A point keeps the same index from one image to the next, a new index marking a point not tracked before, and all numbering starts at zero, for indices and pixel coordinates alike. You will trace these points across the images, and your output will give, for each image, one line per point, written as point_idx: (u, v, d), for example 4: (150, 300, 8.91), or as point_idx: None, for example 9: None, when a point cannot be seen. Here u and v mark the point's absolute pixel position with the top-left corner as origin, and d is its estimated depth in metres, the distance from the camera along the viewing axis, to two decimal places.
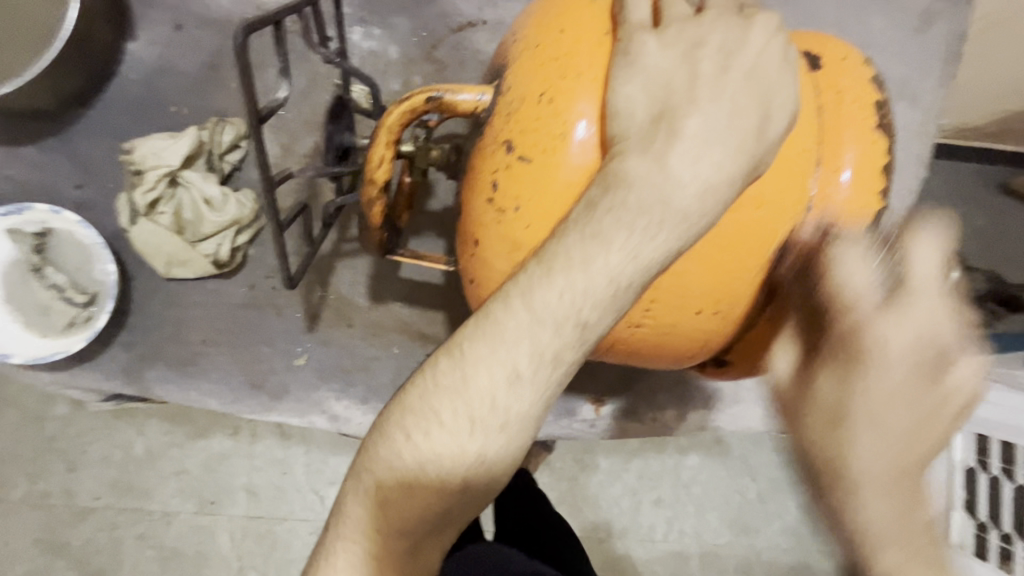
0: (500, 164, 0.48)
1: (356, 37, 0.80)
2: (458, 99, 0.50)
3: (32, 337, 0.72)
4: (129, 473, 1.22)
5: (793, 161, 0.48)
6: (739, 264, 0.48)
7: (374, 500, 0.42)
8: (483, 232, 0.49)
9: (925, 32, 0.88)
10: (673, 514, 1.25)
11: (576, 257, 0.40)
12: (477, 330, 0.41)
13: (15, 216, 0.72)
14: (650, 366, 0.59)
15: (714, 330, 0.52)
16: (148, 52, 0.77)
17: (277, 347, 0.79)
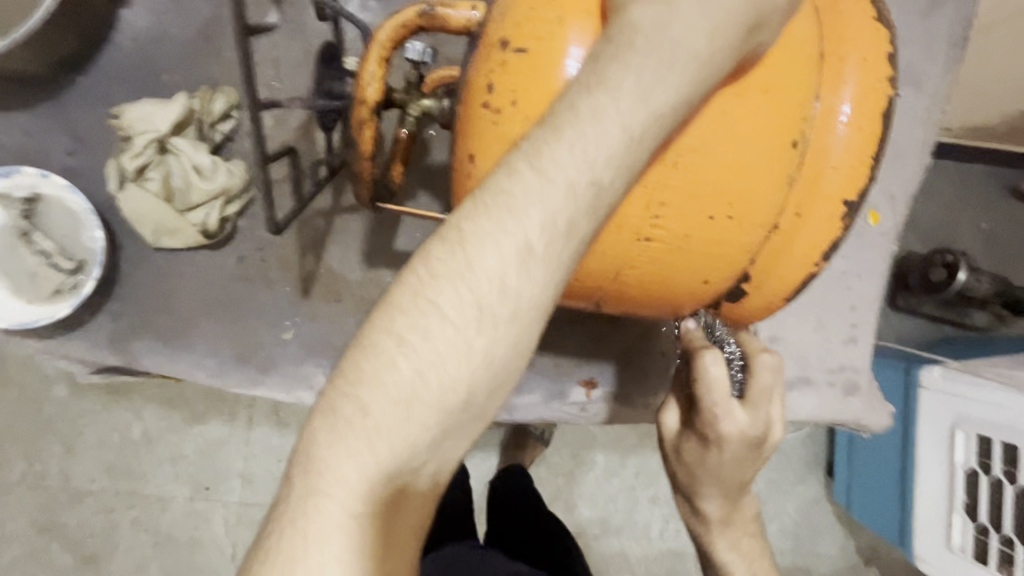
0: (495, 64, 0.46)
1: (352, 8, 0.80)
2: (448, 14, 0.49)
3: (17, 302, 0.72)
4: (124, 456, 1.22)
5: (797, 46, 0.48)
6: (750, 156, 0.47)
7: (361, 423, 0.36)
8: (478, 138, 0.47)
9: (931, 17, 0.86)
10: (669, 512, 1.24)
11: (584, 109, 0.36)
12: (477, 205, 0.36)
13: (4, 180, 0.72)
14: (662, 304, 0.56)
15: (731, 238, 0.50)
16: (143, 20, 0.76)
17: (266, 320, 0.78)
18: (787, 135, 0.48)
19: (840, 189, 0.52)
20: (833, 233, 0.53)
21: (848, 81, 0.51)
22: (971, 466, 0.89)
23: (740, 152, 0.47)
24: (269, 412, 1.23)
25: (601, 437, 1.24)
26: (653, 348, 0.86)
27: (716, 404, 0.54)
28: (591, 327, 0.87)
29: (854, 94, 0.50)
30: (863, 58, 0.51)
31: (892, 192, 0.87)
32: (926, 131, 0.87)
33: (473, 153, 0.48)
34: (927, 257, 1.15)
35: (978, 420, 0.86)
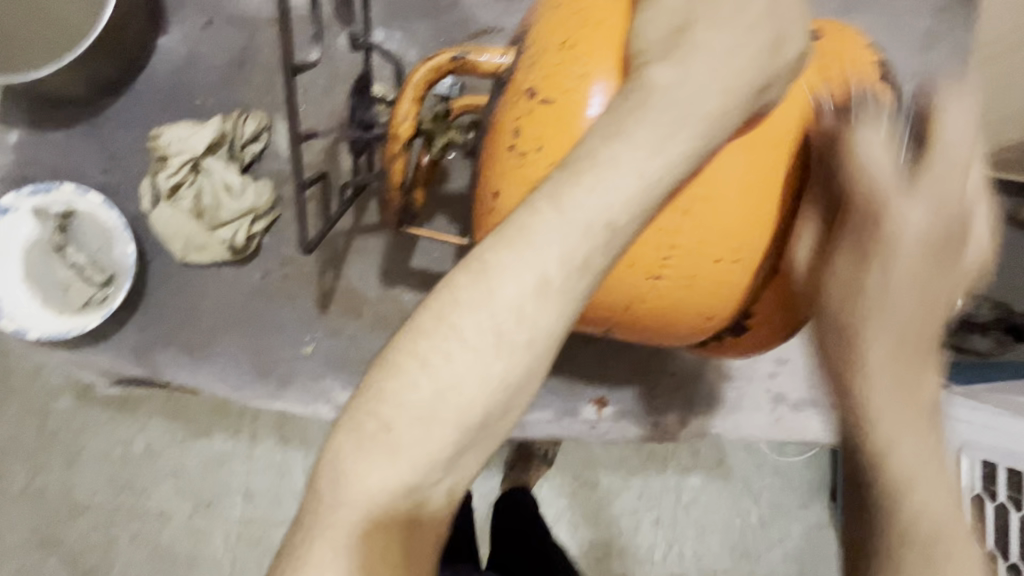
0: (522, 111, 0.50)
1: (378, 38, 0.84)
2: (480, 61, 0.54)
3: (48, 314, 0.74)
4: (129, 469, 1.23)
5: (809, 103, 0.51)
6: (756, 204, 0.50)
7: (386, 437, 0.38)
8: (502, 179, 0.51)
9: (928, 53, 0.90)
10: (673, 534, 1.24)
11: (601, 158, 0.39)
12: (500, 238, 0.39)
13: (43, 195, 0.75)
14: (668, 335, 0.59)
15: (737, 278, 0.53)
16: (180, 47, 0.81)
17: (286, 335, 0.81)
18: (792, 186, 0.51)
19: None
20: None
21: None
22: (976, 491, 0.90)
23: (747, 201, 0.50)
24: (272, 428, 1.24)
25: (605, 457, 1.25)
26: (663, 368, 0.88)
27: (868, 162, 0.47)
28: (601, 346, 0.88)
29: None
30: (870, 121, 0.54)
31: None
32: None
33: (495, 194, 0.51)
34: None
35: (987, 446, 0.89)
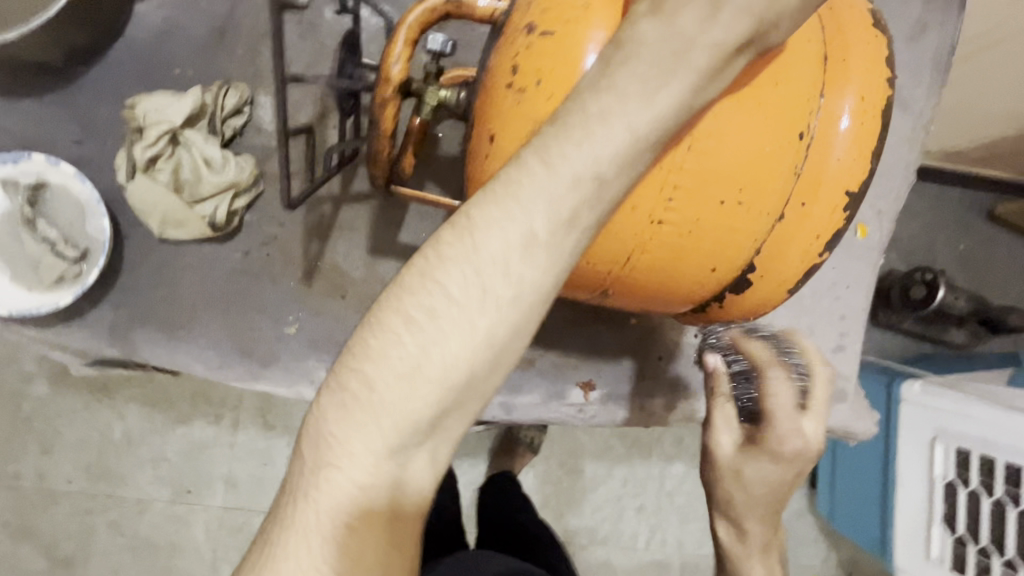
0: (521, 47, 0.49)
1: (364, 11, 0.82)
2: (476, 4, 0.53)
3: (19, 290, 0.72)
4: (103, 458, 1.26)
5: (804, 47, 0.51)
6: (759, 145, 0.49)
7: (365, 400, 0.37)
8: (499, 119, 0.49)
9: (917, 41, 0.90)
10: (655, 522, 1.34)
11: (592, 111, 0.36)
12: (488, 194, 0.37)
13: (12, 165, 0.72)
14: (671, 290, 0.57)
15: (740, 222, 0.52)
16: (157, 14, 0.77)
17: (268, 314, 0.79)
18: (792, 128, 0.50)
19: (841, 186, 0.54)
20: (835, 222, 0.56)
21: (844, 98, 0.53)
22: (949, 478, 1.00)
23: (747, 142, 0.49)
24: (255, 414, 1.28)
25: (590, 446, 1.32)
26: (650, 351, 0.89)
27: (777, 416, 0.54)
28: (588, 330, 0.88)
29: (851, 113, 0.53)
30: (862, 63, 0.54)
31: (879, 209, 0.92)
32: (911, 150, 0.92)
33: (494, 139, 0.50)
34: (908, 275, 1.33)
35: (973, 438, 0.95)
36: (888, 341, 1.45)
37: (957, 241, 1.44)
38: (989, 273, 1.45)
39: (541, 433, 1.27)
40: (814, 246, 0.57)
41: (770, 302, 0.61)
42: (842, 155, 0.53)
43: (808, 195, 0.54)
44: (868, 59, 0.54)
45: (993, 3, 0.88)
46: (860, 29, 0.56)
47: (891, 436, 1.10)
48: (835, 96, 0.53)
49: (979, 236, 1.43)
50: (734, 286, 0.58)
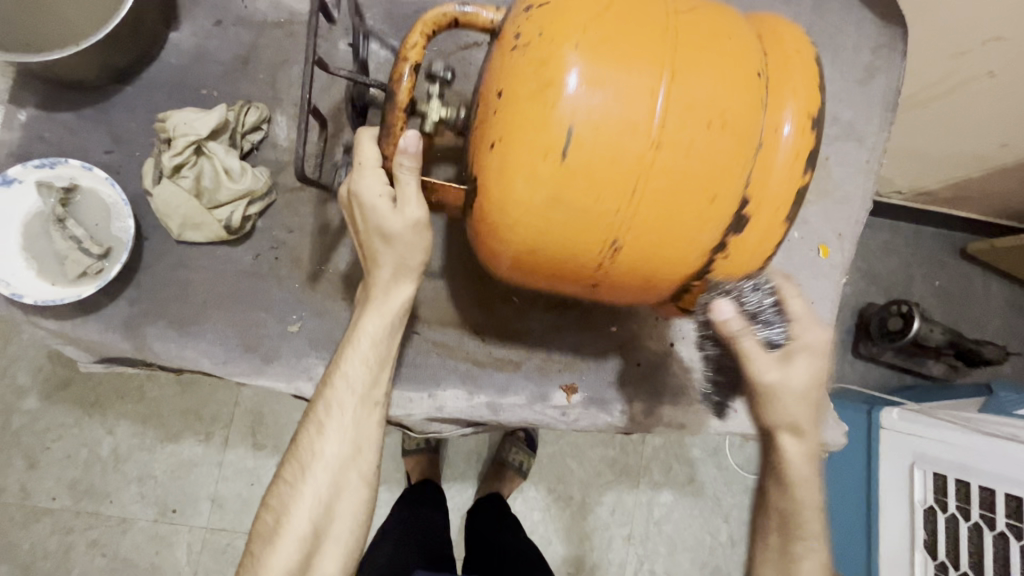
0: (519, 30, 0.61)
1: (374, 45, 0.92)
2: (478, 16, 0.66)
3: (44, 283, 0.78)
4: (89, 474, 1.34)
5: (739, 27, 0.64)
6: (723, 90, 0.59)
7: None
8: (506, 84, 0.60)
9: (867, 83, 1.02)
10: (644, 552, 1.39)
11: None
12: None
13: (48, 169, 0.79)
14: (674, 234, 0.62)
15: (725, 154, 0.59)
16: (189, 42, 0.87)
17: (273, 313, 0.84)
18: (745, 118, 0.60)
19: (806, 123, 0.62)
20: (807, 155, 0.62)
21: (792, 107, 0.62)
22: (927, 503, 1.12)
23: (709, 126, 0.59)
24: (245, 434, 1.38)
25: (578, 472, 1.41)
26: (629, 358, 0.95)
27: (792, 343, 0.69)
28: (572, 337, 0.95)
29: (795, 119, 0.61)
30: (805, 72, 0.63)
31: (840, 231, 1.01)
32: (867, 179, 1.02)
33: (497, 127, 0.60)
34: (885, 307, 1.42)
35: (954, 466, 1.06)
36: (868, 370, 1.50)
37: (930, 277, 1.54)
38: (962, 306, 1.54)
39: (529, 458, 1.35)
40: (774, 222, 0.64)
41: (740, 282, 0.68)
42: (794, 142, 0.61)
43: (766, 174, 0.61)
44: (794, 36, 0.67)
45: (932, 52, 1.00)
46: (779, 22, 0.69)
47: (873, 464, 1.23)
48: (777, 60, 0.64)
49: (946, 269, 1.54)
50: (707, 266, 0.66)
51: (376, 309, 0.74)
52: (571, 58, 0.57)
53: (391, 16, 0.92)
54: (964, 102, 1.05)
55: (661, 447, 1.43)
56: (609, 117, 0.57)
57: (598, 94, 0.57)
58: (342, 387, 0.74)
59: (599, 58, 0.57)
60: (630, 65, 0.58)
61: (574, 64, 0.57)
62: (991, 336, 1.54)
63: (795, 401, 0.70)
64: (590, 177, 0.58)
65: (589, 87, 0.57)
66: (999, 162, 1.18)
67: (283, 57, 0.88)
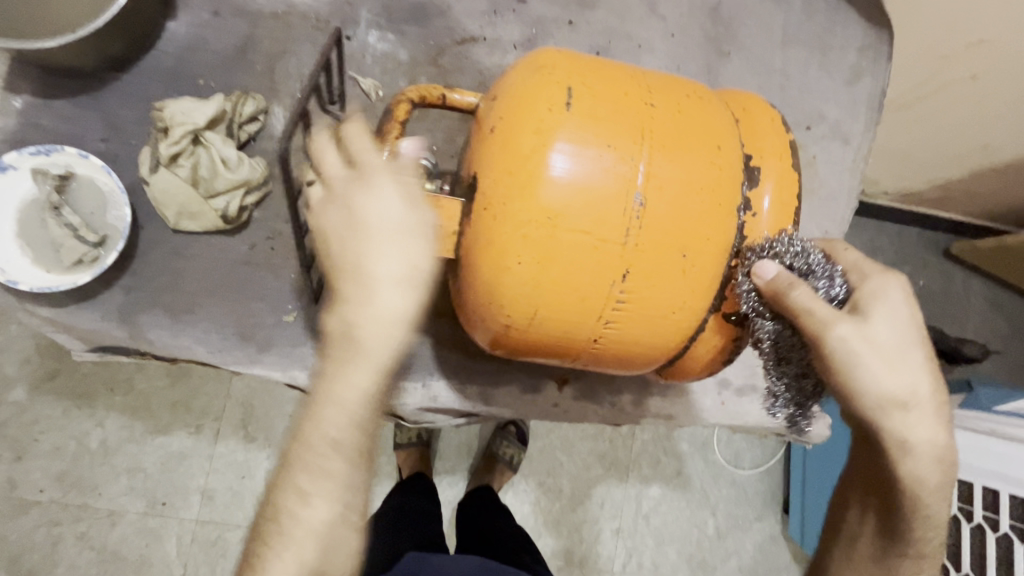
0: (497, 110, 0.62)
1: (371, 38, 0.92)
2: (457, 98, 0.69)
3: (38, 270, 0.78)
4: (77, 466, 1.34)
5: (706, 97, 0.67)
6: (701, 162, 0.62)
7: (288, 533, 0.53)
8: (488, 157, 0.61)
9: (853, 84, 1.05)
10: (632, 544, 1.42)
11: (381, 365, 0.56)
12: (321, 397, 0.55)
13: (44, 156, 0.79)
14: (662, 304, 0.63)
15: (708, 224, 0.62)
16: (186, 31, 0.87)
17: (269, 303, 0.85)
18: (726, 203, 0.63)
19: (777, 189, 0.66)
20: (783, 215, 0.66)
21: (768, 188, 0.66)
22: None
23: (694, 210, 0.61)
24: (235, 427, 1.38)
25: (568, 466, 1.43)
26: None
27: (865, 293, 0.63)
28: None
29: (773, 200, 0.66)
30: (775, 150, 0.67)
31: (827, 229, 1.04)
32: (852, 178, 1.04)
33: (489, 211, 0.60)
34: None
35: None
36: None
37: (914, 276, 1.57)
38: (944, 305, 1.58)
39: (520, 452, 1.36)
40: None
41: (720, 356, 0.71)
42: (769, 223, 0.65)
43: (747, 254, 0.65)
44: (753, 104, 0.71)
45: (916, 55, 1.03)
46: (738, 93, 0.74)
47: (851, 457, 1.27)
48: (745, 130, 0.68)
49: (930, 270, 1.58)
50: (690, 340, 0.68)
51: (372, 295, 0.55)
52: (554, 137, 0.59)
53: (388, 10, 0.93)
54: (945, 105, 1.08)
55: (649, 441, 1.46)
56: (594, 194, 0.59)
57: (583, 161, 0.59)
58: (338, 382, 0.55)
59: (581, 138, 0.59)
60: (611, 139, 0.60)
61: (558, 146, 0.58)
62: (972, 334, 1.58)
63: (886, 368, 0.62)
64: (577, 247, 0.59)
65: (574, 155, 0.58)
66: (979, 164, 1.21)
67: (280, 48, 0.88)
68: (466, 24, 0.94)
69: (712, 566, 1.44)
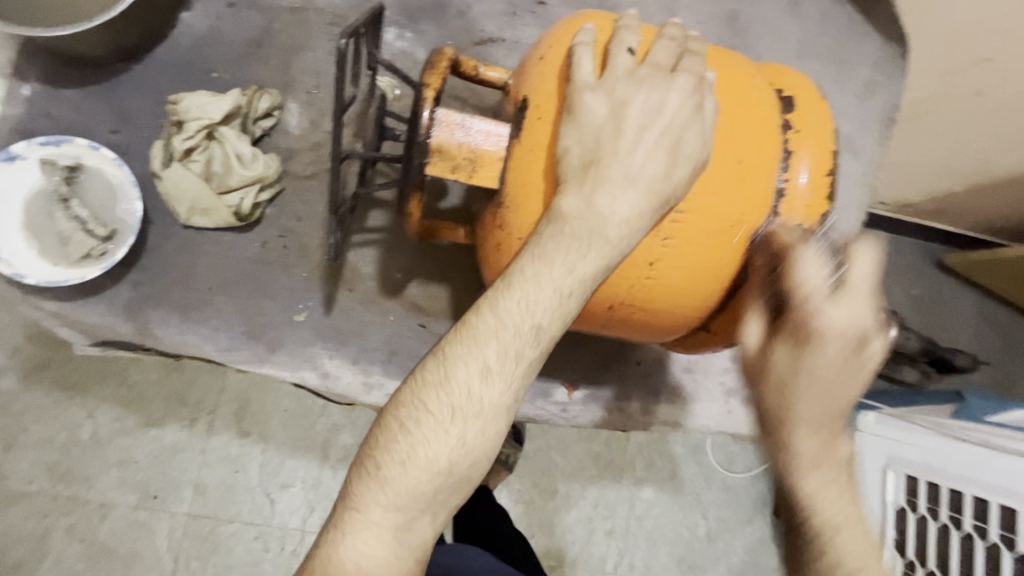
0: (539, 58, 0.64)
1: (389, 37, 0.92)
2: (490, 74, 0.70)
3: (44, 264, 0.77)
4: (68, 456, 1.32)
5: (742, 58, 0.71)
6: (744, 113, 0.65)
7: (409, 444, 0.54)
8: (536, 98, 0.62)
9: (866, 99, 1.05)
10: (624, 545, 1.43)
11: (530, 275, 0.55)
12: (459, 337, 0.55)
13: (52, 147, 0.77)
14: (709, 254, 0.65)
15: (752, 171, 0.64)
16: (201, 22, 0.85)
17: (280, 302, 0.84)
18: (769, 120, 0.66)
19: (817, 142, 0.68)
20: (824, 165, 0.68)
21: (806, 154, 0.67)
22: (899, 503, 1.19)
23: (740, 152, 0.64)
24: (231, 420, 1.36)
25: (563, 466, 1.43)
26: (630, 358, 0.97)
27: (813, 298, 0.59)
28: (575, 336, 0.97)
29: (809, 167, 0.67)
30: (812, 109, 0.70)
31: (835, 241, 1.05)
32: (862, 192, 1.05)
33: (540, 150, 0.61)
34: None
35: (929, 468, 1.13)
36: None
37: (910, 285, 1.59)
38: (939, 315, 1.60)
39: (516, 452, 1.39)
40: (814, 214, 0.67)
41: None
42: (813, 140, 0.68)
43: (793, 167, 0.66)
44: (780, 69, 0.75)
45: None
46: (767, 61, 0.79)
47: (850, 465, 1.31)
48: (782, 88, 0.71)
49: (927, 280, 1.60)
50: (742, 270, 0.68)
51: (619, 194, 0.56)
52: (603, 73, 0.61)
53: (407, 9, 0.93)
54: (945, 120, 1.09)
55: (644, 444, 1.47)
56: None
57: None
58: (565, 261, 0.55)
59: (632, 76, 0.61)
60: None
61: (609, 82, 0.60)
62: (961, 346, 1.60)
63: (793, 367, 0.61)
64: None
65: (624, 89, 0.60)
66: (971, 179, 1.23)
67: (298, 42, 0.87)
68: (484, 24, 0.94)
69: (702, 568, 1.45)
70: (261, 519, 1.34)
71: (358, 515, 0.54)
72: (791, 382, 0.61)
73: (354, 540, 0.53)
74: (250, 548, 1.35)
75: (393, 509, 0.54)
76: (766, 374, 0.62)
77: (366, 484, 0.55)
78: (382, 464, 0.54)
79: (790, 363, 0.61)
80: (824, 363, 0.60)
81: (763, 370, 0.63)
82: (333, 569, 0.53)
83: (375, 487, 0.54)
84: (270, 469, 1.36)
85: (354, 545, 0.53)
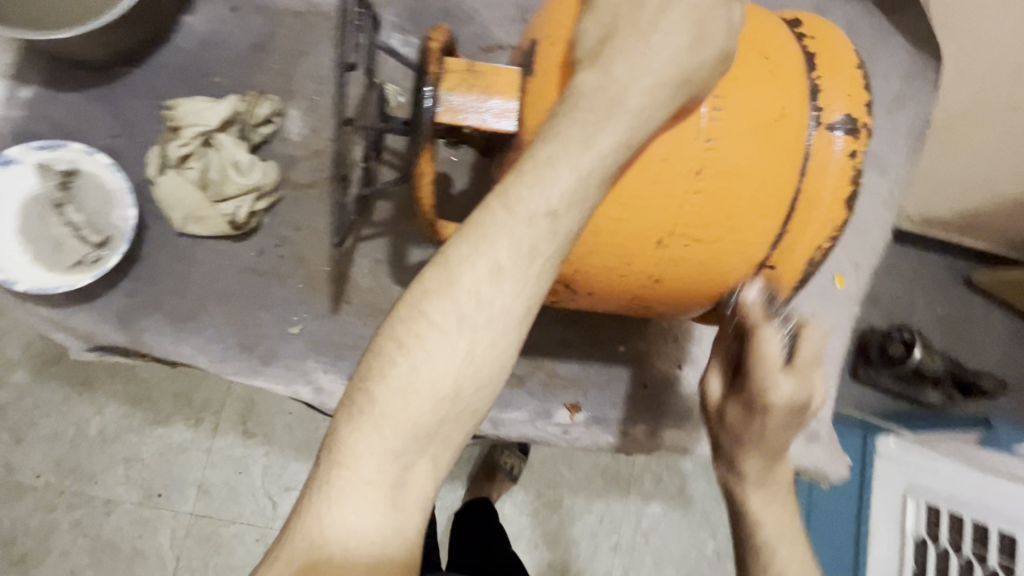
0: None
1: (394, 42, 0.90)
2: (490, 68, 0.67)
3: (37, 269, 0.76)
4: (76, 452, 1.32)
5: None
6: (760, 28, 0.63)
7: (403, 366, 0.46)
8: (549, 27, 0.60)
9: (895, 112, 0.99)
10: (629, 563, 1.38)
11: (541, 159, 0.48)
12: (463, 234, 0.47)
13: (49, 152, 0.77)
14: (749, 160, 0.59)
15: (781, 75, 0.60)
16: (204, 26, 0.84)
17: (274, 313, 0.82)
18: (785, 33, 0.64)
19: (845, 53, 0.64)
20: (857, 70, 0.64)
21: (839, 65, 0.63)
22: (920, 534, 1.13)
23: (762, 59, 0.60)
24: (235, 421, 1.35)
25: (570, 479, 1.39)
26: (636, 379, 0.93)
27: (768, 369, 0.60)
28: (580, 352, 0.93)
29: (845, 77, 0.63)
30: (833, 29, 0.67)
31: (858, 261, 0.99)
32: (887, 211, 0.99)
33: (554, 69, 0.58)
34: (885, 333, 1.42)
35: (954, 498, 1.08)
36: (866, 396, 1.49)
37: (939, 305, 1.52)
38: (969, 337, 1.52)
39: (520, 463, 1.34)
40: (860, 104, 0.62)
41: (834, 198, 0.62)
42: (831, 40, 0.65)
43: (821, 66, 0.63)
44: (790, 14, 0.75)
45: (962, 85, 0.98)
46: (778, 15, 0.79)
47: (864, 486, 1.23)
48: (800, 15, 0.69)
49: (956, 300, 1.53)
50: (796, 174, 0.61)
51: (638, 68, 0.50)
52: None
53: (413, 15, 0.91)
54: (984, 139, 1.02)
55: (653, 459, 1.42)
56: None
57: None
58: (582, 138, 0.48)
59: None
60: None
61: None
62: (991, 370, 1.52)
63: (746, 417, 0.63)
64: None
65: None
66: (1004, 196, 1.16)
67: (300, 48, 0.85)
68: (492, 30, 0.91)
69: None
70: (261, 522, 1.33)
71: (349, 469, 0.46)
72: (751, 428, 0.63)
73: (348, 495, 0.45)
74: (249, 551, 1.33)
75: (394, 440, 0.46)
76: (722, 429, 0.66)
77: (356, 427, 0.46)
78: (376, 394, 0.46)
79: (747, 420, 0.63)
80: (780, 419, 0.61)
81: (720, 421, 0.66)
82: (322, 560, 0.44)
83: (371, 424, 0.46)
84: (273, 472, 1.34)
85: (345, 505, 0.45)
